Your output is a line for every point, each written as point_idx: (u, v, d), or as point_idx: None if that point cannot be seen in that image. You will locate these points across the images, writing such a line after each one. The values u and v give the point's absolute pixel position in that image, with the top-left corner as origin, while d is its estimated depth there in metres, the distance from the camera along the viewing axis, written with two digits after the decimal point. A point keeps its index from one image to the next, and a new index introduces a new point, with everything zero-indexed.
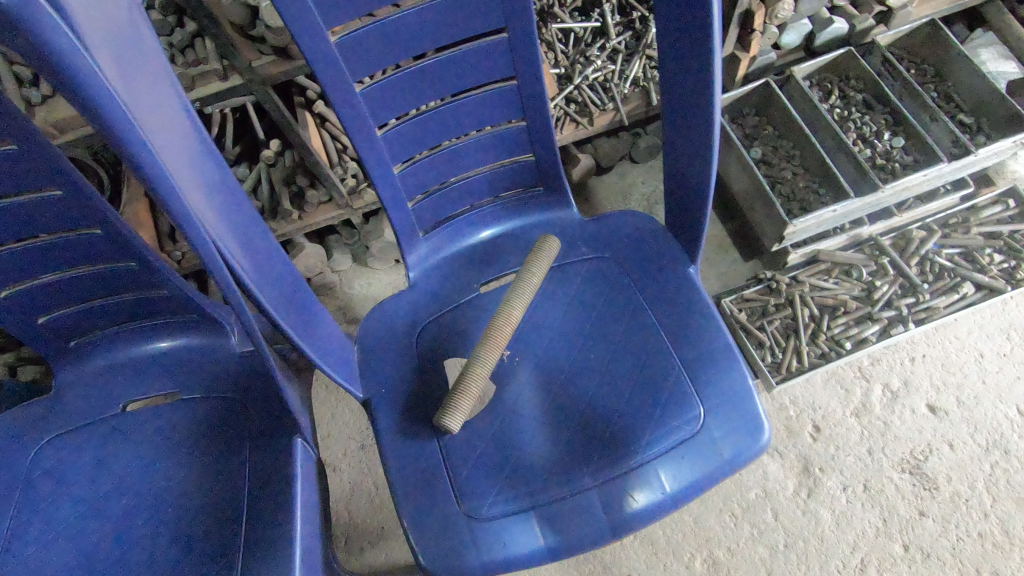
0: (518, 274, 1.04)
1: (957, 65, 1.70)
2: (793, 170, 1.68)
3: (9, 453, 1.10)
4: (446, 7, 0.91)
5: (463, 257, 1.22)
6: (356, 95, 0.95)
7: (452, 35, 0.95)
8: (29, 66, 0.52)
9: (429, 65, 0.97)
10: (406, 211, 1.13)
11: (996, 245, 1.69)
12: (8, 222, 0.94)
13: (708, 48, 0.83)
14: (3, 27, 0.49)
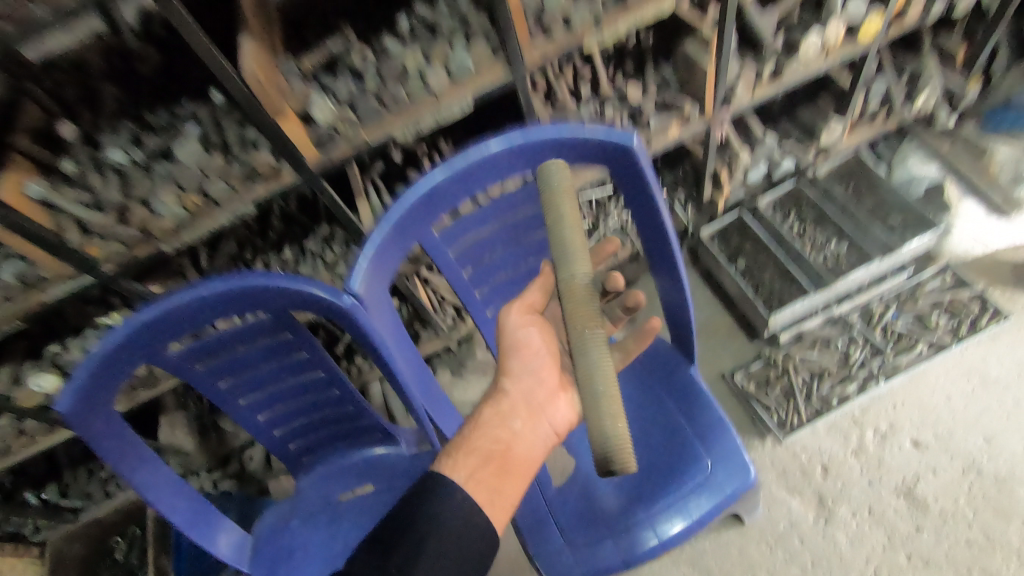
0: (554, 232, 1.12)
1: (879, 186, 2.34)
2: (769, 275, 2.28)
3: (276, 533, 1.72)
4: (525, 250, 1.59)
5: None
6: (478, 303, 1.61)
7: (531, 261, 1.62)
8: (351, 334, 1.37)
9: (517, 280, 1.64)
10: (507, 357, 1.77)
11: (941, 310, 2.23)
12: (294, 391, 1.65)
13: (671, 254, 1.50)
14: (344, 323, 1.34)
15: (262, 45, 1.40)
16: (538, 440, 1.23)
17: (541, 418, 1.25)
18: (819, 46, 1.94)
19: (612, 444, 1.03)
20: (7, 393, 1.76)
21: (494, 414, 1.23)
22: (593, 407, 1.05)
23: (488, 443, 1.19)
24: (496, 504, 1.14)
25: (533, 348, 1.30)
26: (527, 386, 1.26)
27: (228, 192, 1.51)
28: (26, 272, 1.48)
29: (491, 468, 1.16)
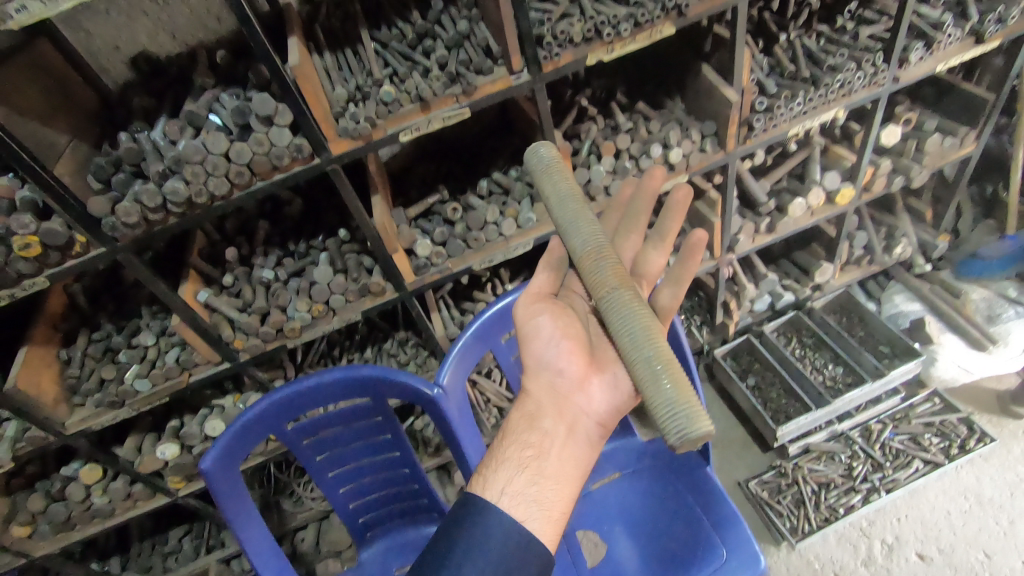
0: (557, 203, 1.29)
1: (870, 320, 2.72)
2: (777, 392, 2.64)
3: None
4: None
5: None
6: None
7: None
8: (437, 426, 1.76)
9: None
10: None
11: (933, 431, 2.49)
12: (373, 467, 1.98)
13: (687, 369, 1.90)
14: (433, 418, 1.75)
15: (383, 198, 1.94)
16: (575, 432, 1.21)
17: (571, 408, 1.23)
18: (805, 207, 2.41)
19: (671, 408, 1.08)
20: (133, 459, 2.11)
21: (523, 417, 1.24)
22: (646, 378, 1.12)
23: (520, 450, 1.19)
24: (542, 514, 1.13)
25: (547, 334, 1.33)
26: (552, 380, 1.27)
27: (344, 302, 1.98)
28: (184, 358, 1.91)
29: (527, 478, 1.15)
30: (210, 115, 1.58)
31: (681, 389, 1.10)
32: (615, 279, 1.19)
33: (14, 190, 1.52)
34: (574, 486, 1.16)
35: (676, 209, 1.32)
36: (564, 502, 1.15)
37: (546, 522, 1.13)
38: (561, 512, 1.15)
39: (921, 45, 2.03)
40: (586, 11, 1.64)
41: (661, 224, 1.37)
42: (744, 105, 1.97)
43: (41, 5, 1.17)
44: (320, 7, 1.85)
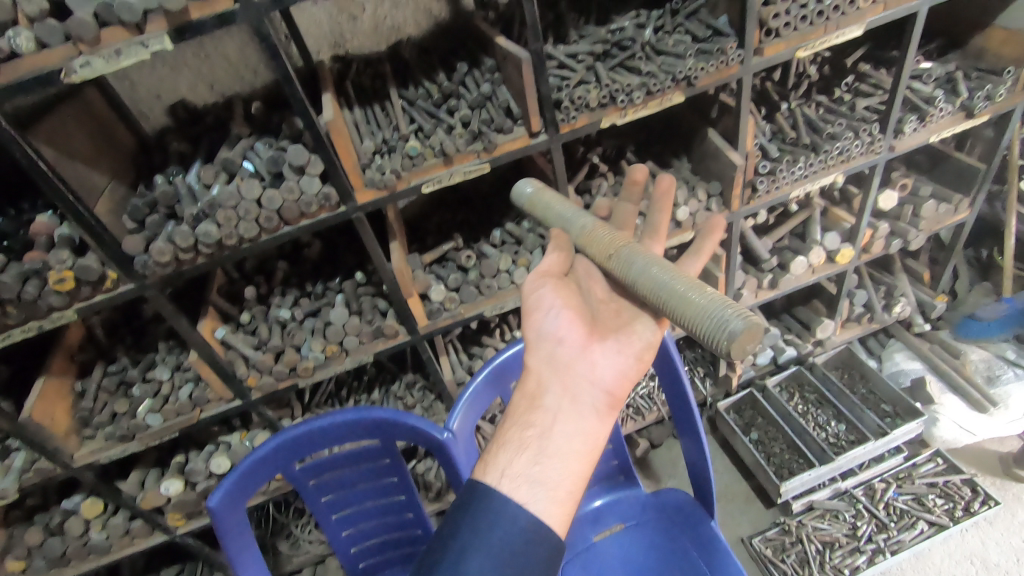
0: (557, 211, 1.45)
1: (871, 378, 2.76)
2: (780, 447, 2.65)
3: None
4: None
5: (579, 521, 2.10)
6: None
7: None
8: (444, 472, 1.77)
9: None
10: None
11: (936, 492, 2.49)
12: (377, 510, 1.97)
13: (693, 422, 1.92)
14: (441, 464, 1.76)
15: (400, 244, 2.01)
16: (577, 405, 1.18)
17: (573, 380, 1.21)
18: (806, 265, 2.49)
19: (707, 310, 1.02)
20: (136, 494, 2.10)
21: (524, 397, 1.22)
22: (672, 298, 1.08)
23: (522, 430, 1.16)
24: (547, 493, 1.09)
25: (547, 309, 1.30)
26: (551, 356, 1.25)
27: (357, 343, 2.03)
28: (197, 394, 1.94)
29: (530, 457, 1.11)
30: (245, 162, 1.68)
31: (710, 295, 1.05)
32: (616, 239, 1.27)
33: (53, 226, 1.59)
34: (578, 458, 1.13)
35: (663, 192, 1.36)
36: (570, 479, 1.11)
37: (552, 501, 1.09)
38: (568, 491, 1.10)
39: (915, 117, 2.15)
40: (602, 79, 1.75)
41: (650, 217, 1.38)
42: (748, 168, 2.08)
43: (103, 61, 1.27)
44: (350, 66, 1.97)
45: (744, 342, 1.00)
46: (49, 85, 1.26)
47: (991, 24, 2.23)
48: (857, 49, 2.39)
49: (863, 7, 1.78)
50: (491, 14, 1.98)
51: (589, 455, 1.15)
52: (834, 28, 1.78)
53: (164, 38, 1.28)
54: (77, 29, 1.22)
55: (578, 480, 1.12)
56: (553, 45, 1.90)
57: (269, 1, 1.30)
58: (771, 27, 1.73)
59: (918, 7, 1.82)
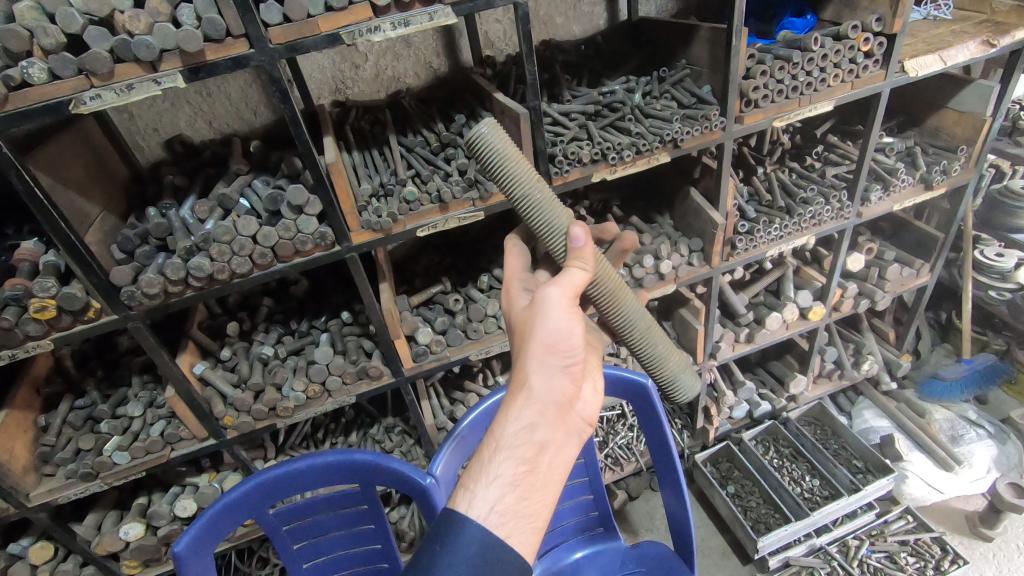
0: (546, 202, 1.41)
1: (843, 434, 2.82)
2: (756, 500, 2.65)
3: None
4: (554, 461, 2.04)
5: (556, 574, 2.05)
6: None
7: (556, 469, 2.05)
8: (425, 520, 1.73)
9: None
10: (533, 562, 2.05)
11: (908, 550, 2.50)
12: (352, 558, 1.92)
13: (674, 473, 1.94)
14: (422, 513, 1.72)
15: (389, 285, 2.02)
16: (571, 440, 1.12)
17: (571, 416, 1.14)
18: (781, 320, 2.58)
19: (680, 376, 1.65)
20: (91, 538, 1.97)
21: (520, 425, 1.08)
22: (659, 359, 1.60)
23: (514, 464, 1.05)
24: (529, 526, 1.03)
25: (557, 325, 1.16)
26: (556, 385, 1.13)
27: (340, 384, 2.01)
28: (170, 432, 1.88)
29: (521, 493, 1.03)
30: (241, 200, 1.67)
31: (679, 363, 1.66)
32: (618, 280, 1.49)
33: (39, 253, 1.56)
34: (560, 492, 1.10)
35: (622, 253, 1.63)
36: (550, 511, 1.07)
37: (532, 536, 1.04)
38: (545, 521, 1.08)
39: (880, 187, 2.31)
40: (594, 138, 1.86)
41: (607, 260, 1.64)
42: (728, 227, 2.19)
43: (114, 95, 1.30)
44: (350, 111, 2.03)
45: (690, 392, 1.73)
46: (56, 114, 1.28)
47: (944, 106, 2.43)
48: (825, 122, 2.58)
49: (833, 86, 1.93)
50: (489, 71, 2.08)
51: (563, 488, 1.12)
52: (807, 102, 1.92)
53: (177, 77, 1.31)
54: (91, 63, 1.24)
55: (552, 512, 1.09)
56: (547, 102, 2.00)
57: (283, 48, 1.36)
58: (751, 98, 1.85)
59: (881, 88, 1.99)
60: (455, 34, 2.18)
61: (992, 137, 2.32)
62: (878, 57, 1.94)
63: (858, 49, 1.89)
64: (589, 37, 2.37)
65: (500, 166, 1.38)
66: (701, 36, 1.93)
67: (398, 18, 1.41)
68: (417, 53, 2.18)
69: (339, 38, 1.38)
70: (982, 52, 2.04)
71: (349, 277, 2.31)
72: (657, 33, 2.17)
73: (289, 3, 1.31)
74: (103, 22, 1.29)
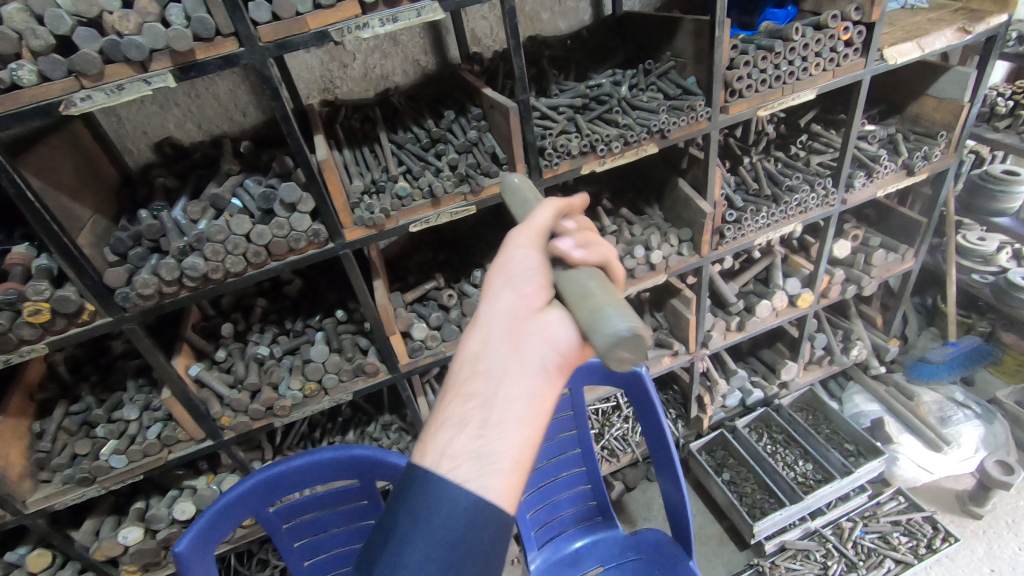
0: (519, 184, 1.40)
1: (834, 420, 2.86)
2: (751, 487, 2.69)
3: None
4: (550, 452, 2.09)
5: (555, 564, 2.08)
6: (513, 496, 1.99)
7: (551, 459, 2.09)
8: None
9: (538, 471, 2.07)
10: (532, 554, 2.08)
11: (900, 530, 2.54)
12: (353, 553, 1.93)
13: (668, 460, 1.97)
14: None
15: (383, 282, 2.03)
16: (534, 368, 0.93)
17: (527, 337, 0.96)
18: (770, 308, 2.62)
19: (601, 308, 0.97)
20: (89, 544, 1.96)
21: (464, 358, 0.95)
22: (574, 293, 1.02)
23: (462, 403, 0.92)
24: (496, 471, 0.89)
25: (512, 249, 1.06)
26: (505, 308, 0.99)
27: (337, 382, 2.02)
28: (167, 435, 1.87)
29: (472, 432, 0.89)
30: (233, 199, 1.67)
31: (611, 299, 0.99)
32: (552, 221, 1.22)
33: (31, 257, 1.55)
34: (536, 428, 0.91)
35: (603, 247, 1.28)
36: (523, 454, 0.90)
37: (501, 479, 0.89)
38: (521, 468, 0.90)
39: (863, 174, 2.35)
40: (582, 131, 1.88)
41: None
42: (716, 216, 2.22)
43: (105, 95, 1.30)
44: (339, 109, 2.04)
45: (624, 350, 0.94)
46: (47, 116, 1.28)
47: (924, 93, 2.48)
48: (808, 112, 2.62)
49: (814, 74, 1.97)
50: (476, 67, 2.10)
51: (541, 424, 0.92)
52: (790, 91, 1.96)
53: (168, 76, 1.32)
54: (82, 64, 1.24)
55: (531, 456, 0.91)
56: (536, 97, 2.03)
57: (273, 46, 1.37)
58: (735, 88, 1.89)
59: (862, 76, 2.03)
60: (442, 32, 2.20)
61: (970, 123, 2.37)
62: (858, 46, 1.98)
63: (839, 38, 1.93)
64: (575, 32, 2.40)
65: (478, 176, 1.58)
66: (685, 28, 1.97)
67: (387, 15, 1.42)
68: (405, 51, 2.19)
69: (328, 35, 1.39)
70: (958, 39, 2.09)
71: (343, 275, 2.31)
72: (642, 28, 2.21)
73: (278, 2, 1.32)
74: (92, 23, 1.29)
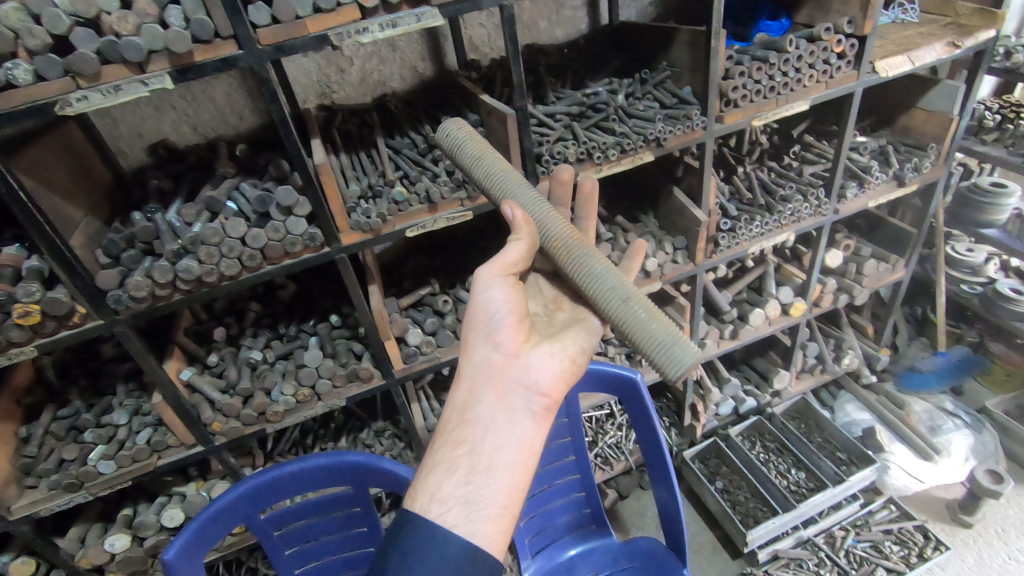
0: (500, 170, 1.43)
1: (826, 428, 2.87)
2: (744, 495, 2.69)
3: None
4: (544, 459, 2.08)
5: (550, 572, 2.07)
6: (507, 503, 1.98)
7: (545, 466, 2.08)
8: None
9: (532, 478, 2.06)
10: (526, 562, 2.07)
11: (892, 539, 2.54)
12: (345, 561, 1.90)
13: (662, 466, 1.97)
14: None
15: (378, 287, 2.01)
16: (515, 416, 1.15)
17: (507, 385, 1.18)
18: (763, 316, 2.64)
19: (667, 343, 1.24)
20: (75, 552, 1.92)
21: (454, 410, 1.16)
22: (639, 323, 1.26)
23: (451, 449, 1.12)
24: (482, 513, 1.06)
25: (493, 302, 1.25)
26: (484, 362, 1.20)
27: (331, 387, 2.00)
28: (157, 440, 1.85)
29: (461, 477, 1.08)
30: (229, 202, 1.66)
31: (671, 329, 1.26)
32: (574, 240, 1.33)
33: (22, 259, 1.53)
34: (516, 472, 1.11)
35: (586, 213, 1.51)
36: (504, 494, 1.09)
37: (487, 519, 1.06)
38: (503, 508, 1.08)
39: (855, 184, 2.38)
40: (579, 138, 1.90)
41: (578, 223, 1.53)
42: (711, 225, 2.23)
43: (101, 96, 1.29)
44: (336, 114, 2.04)
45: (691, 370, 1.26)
46: (42, 115, 1.27)
47: (914, 105, 2.52)
48: (801, 122, 2.65)
49: (808, 86, 1.99)
50: (474, 74, 2.12)
51: (521, 465, 1.13)
52: (783, 102, 1.98)
53: (166, 78, 1.31)
54: (78, 64, 1.24)
55: (514, 496, 1.09)
56: (533, 104, 2.04)
57: (272, 49, 1.37)
58: (730, 98, 1.91)
59: (854, 88, 2.06)
60: (440, 39, 2.21)
61: (960, 135, 2.41)
62: (850, 58, 2.01)
63: (831, 50, 1.96)
64: (572, 41, 2.42)
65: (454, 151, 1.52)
66: (680, 39, 1.99)
67: (386, 20, 1.43)
68: (402, 57, 2.20)
69: (327, 39, 1.39)
70: (948, 53, 2.13)
71: (338, 280, 2.30)
72: (639, 38, 2.23)
73: (277, 5, 1.32)
74: (90, 23, 1.29)
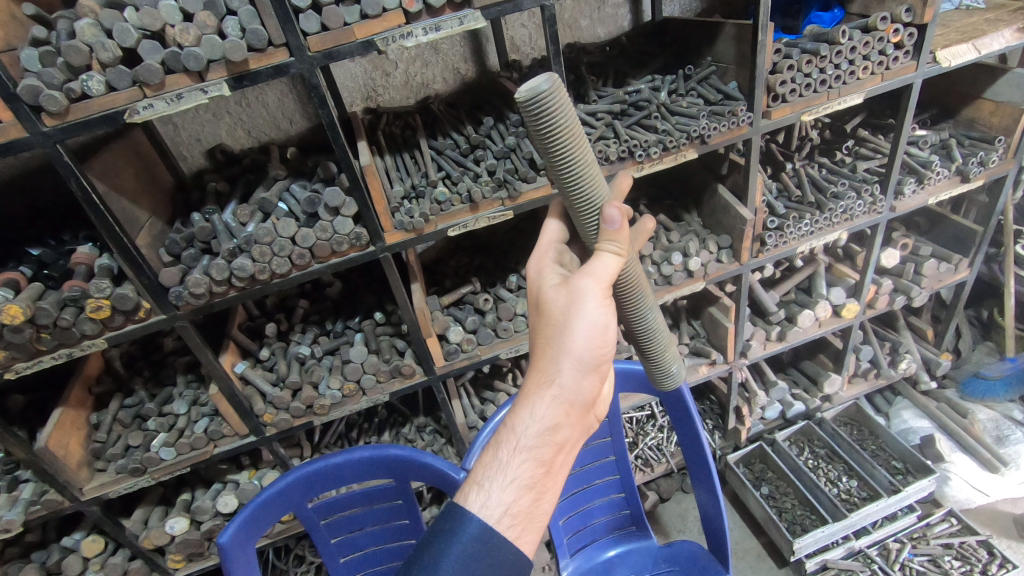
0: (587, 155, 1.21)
1: (881, 436, 2.74)
2: (791, 502, 2.60)
3: None
4: (583, 459, 2.08)
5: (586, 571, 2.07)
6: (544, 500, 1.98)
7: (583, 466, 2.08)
8: None
9: (571, 477, 2.06)
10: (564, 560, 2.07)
11: (952, 554, 2.41)
12: (387, 550, 1.96)
13: (704, 469, 1.94)
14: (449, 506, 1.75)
15: (420, 286, 2.07)
16: (582, 435, 1.21)
17: (589, 415, 1.20)
18: (813, 318, 2.54)
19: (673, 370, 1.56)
20: (139, 532, 2.05)
21: (546, 429, 1.13)
22: (661, 356, 1.51)
23: (534, 467, 1.12)
24: (540, 524, 1.13)
25: (606, 334, 1.16)
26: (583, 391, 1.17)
27: (375, 383, 2.06)
28: (213, 429, 1.94)
29: (535, 495, 1.12)
30: (280, 203, 1.74)
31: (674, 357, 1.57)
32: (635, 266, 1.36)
33: (93, 257, 1.64)
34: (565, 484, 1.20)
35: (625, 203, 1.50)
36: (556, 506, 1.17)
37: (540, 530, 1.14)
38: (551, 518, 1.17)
39: (913, 180, 2.26)
40: (620, 137, 1.88)
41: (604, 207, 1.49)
42: (757, 223, 2.17)
43: (165, 104, 1.37)
44: (381, 117, 2.09)
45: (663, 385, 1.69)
46: (111, 123, 1.35)
47: (980, 96, 2.38)
48: (854, 117, 2.55)
49: (862, 78, 1.91)
50: (516, 75, 2.13)
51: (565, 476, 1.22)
52: (835, 95, 1.91)
53: (223, 85, 1.38)
54: (145, 75, 1.32)
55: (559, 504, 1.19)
56: (574, 104, 2.04)
57: (321, 56, 1.42)
58: (778, 93, 1.86)
59: (912, 79, 1.96)
60: (481, 41, 2.24)
61: None
62: (908, 49, 1.91)
63: (888, 41, 1.87)
64: (613, 39, 2.41)
65: (559, 138, 1.14)
66: (726, 33, 1.95)
67: (429, 23, 1.45)
68: (445, 60, 2.24)
69: (373, 44, 1.43)
70: (1018, 40, 2.00)
71: (382, 279, 2.37)
72: (682, 34, 2.20)
73: (327, 13, 1.37)
74: (156, 36, 1.37)
